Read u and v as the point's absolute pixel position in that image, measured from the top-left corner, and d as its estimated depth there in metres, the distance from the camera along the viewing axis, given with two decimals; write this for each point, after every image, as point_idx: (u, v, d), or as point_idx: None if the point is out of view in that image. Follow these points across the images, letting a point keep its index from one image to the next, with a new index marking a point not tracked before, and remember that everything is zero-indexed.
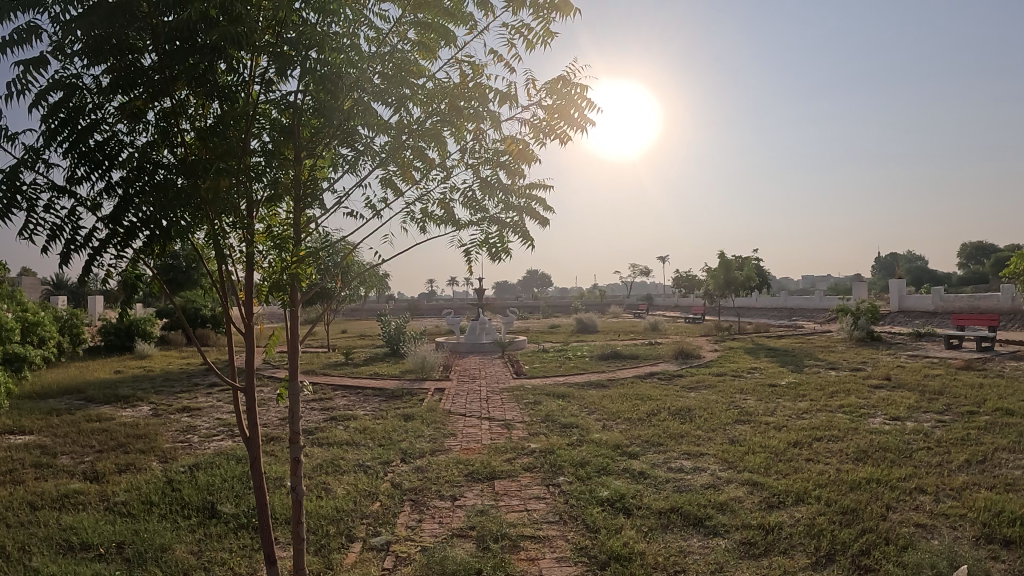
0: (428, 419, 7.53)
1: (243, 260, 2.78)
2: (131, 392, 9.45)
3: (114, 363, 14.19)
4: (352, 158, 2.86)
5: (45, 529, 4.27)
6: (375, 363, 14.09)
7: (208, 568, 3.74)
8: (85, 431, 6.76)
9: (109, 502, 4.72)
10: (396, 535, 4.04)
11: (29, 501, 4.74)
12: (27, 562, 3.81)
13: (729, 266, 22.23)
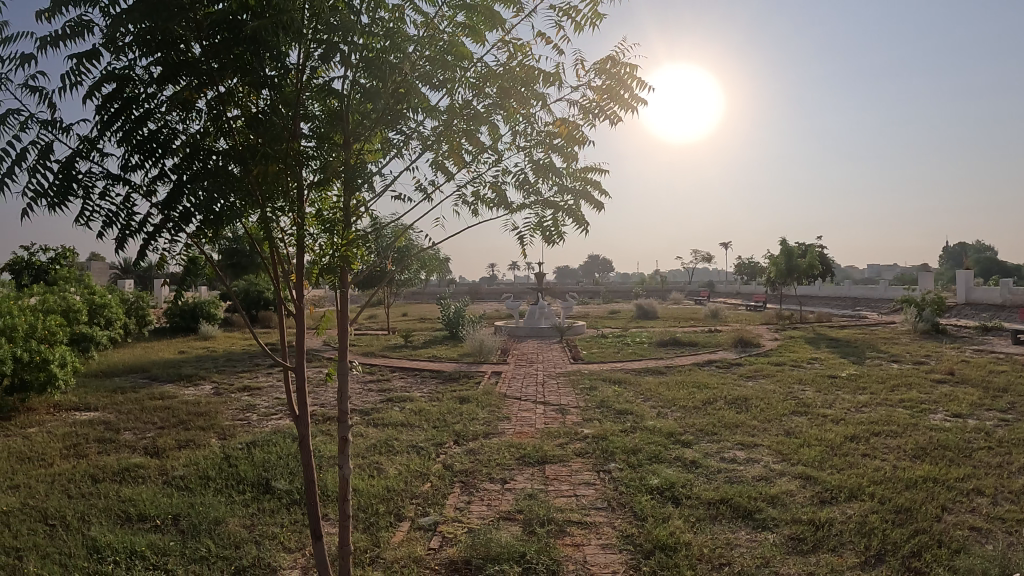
0: (483, 402, 7.57)
1: (296, 244, 2.81)
2: (194, 370, 9.68)
3: (178, 343, 14.57)
4: (403, 141, 2.87)
5: (104, 500, 4.40)
6: (434, 346, 14.23)
7: (259, 542, 3.82)
8: (148, 408, 6.95)
9: (167, 476, 4.85)
10: (445, 517, 4.07)
11: (91, 474, 4.89)
12: (86, 532, 3.94)
13: (790, 253, 21.86)
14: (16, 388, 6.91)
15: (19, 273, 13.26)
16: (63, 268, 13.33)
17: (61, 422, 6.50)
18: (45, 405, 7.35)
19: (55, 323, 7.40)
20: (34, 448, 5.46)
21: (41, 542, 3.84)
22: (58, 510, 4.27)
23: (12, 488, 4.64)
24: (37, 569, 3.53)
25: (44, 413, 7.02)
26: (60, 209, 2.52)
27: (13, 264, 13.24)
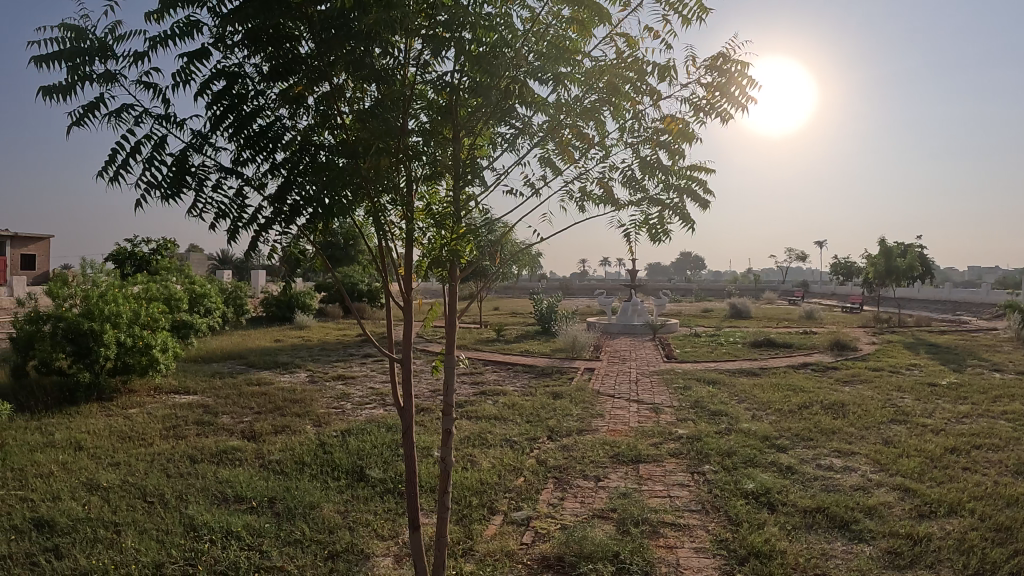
0: (577, 398, 7.57)
1: (405, 237, 2.84)
2: (289, 359, 9.96)
3: (274, 331, 15.03)
4: (511, 137, 2.85)
5: (202, 480, 4.56)
6: (528, 340, 14.32)
7: (353, 529, 3.89)
8: (246, 394, 7.17)
9: (264, 459, 4.99)
10: (537, 512, 4.07)
11: (190, 455, 5.07)
12: (184, 510, 4.09)
13: (890, 253, 21.10)
14: (121, 370, 7.23)
15: (125, 262, 13.89)
16: (166, 258, 13.91)
17: (163, 404, 6.78)
18: (148, 387, 7.67)
19: (158, 310, 7.71)
20: (136, 428, 5.70)
21: (141, 518, 4.01)
22: (157, 488, 4.45)
23: (114, 465, 4.86)
24: (136, 543, 3.69)
25: (146, 396, 7.34)
26: (174, 201, 2.60)
27: (120, 254, 13.88)
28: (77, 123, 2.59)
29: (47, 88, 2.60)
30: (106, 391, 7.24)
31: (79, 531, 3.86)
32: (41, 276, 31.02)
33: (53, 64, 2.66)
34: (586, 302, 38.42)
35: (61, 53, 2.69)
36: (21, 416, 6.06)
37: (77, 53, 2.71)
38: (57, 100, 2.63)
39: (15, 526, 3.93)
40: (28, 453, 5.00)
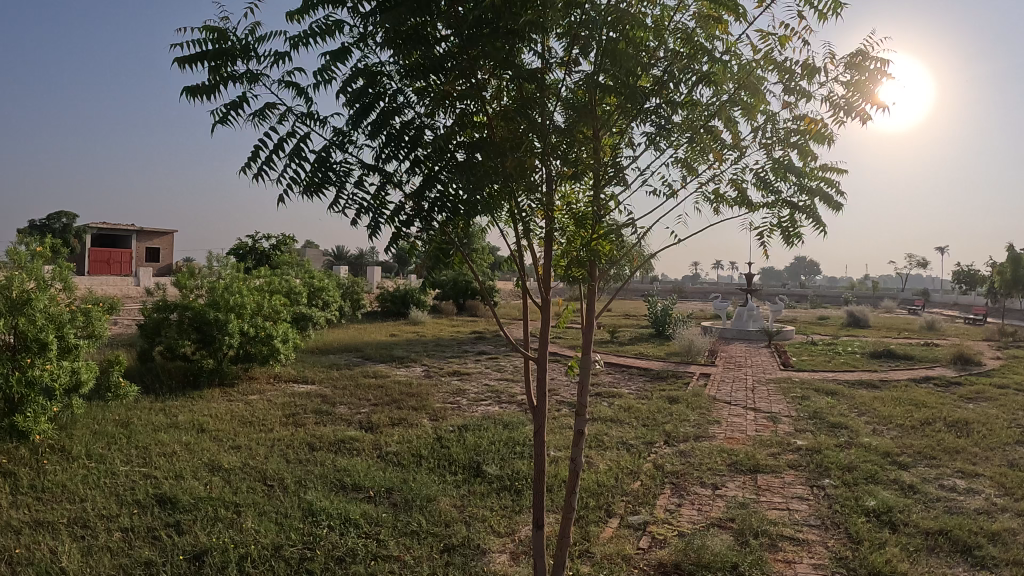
0: (692, 403, 7.48)
1: (544, 236, 2.97)
2: (404, 353, 10.17)
3: (388, 326, 15.38)
4: (652, 134, 2.72)
5: (321, 468, 4.75)
6: (641, 343, 14.24)
7: (470, 523, 3.96)
8: (363, 387, 7.27)
9: (382, 451, 5.09)
10: (654, 517, 4.06)
11: (309, 443, 5.25)
12: (303, 495, 4.35)
13: (1019, 263, 19.94)
14: (242, 358, 7.53)
15: (247, 255, 14.50)
16: (286, 253, 14.43)
17: (282, 392, 7.04)
18: (268, 375, 7.98)
19: (279, 301, 8.00)
20: (257, 414, 5.94)
21: (260, 500, 4.28)
22: (277, 473, 4.68)
23: (235, 448, 5.08)
24: (256, 524, 3.97)
25: (265, 383, 7.64)
26: (316, 196, 2.74)
27: (243, 249, 14.50)
28: (221, 121, 2.74)
29: (193, 88, 2.76)
30: (228, 377, 7.57)
31: (200, 510, 4.11)
32: (167, 267, 32.65)
33: (198, 64, 2.82)
34: (694, 304, 37.76)
35: (206, 54, 2.86)
36: (149, 397, 6.42)
37: (220, 54, 2.88)
38: (201, 98, 2.78)
39: (141, 501, 4.18)
40: (154, 433, 5.28)
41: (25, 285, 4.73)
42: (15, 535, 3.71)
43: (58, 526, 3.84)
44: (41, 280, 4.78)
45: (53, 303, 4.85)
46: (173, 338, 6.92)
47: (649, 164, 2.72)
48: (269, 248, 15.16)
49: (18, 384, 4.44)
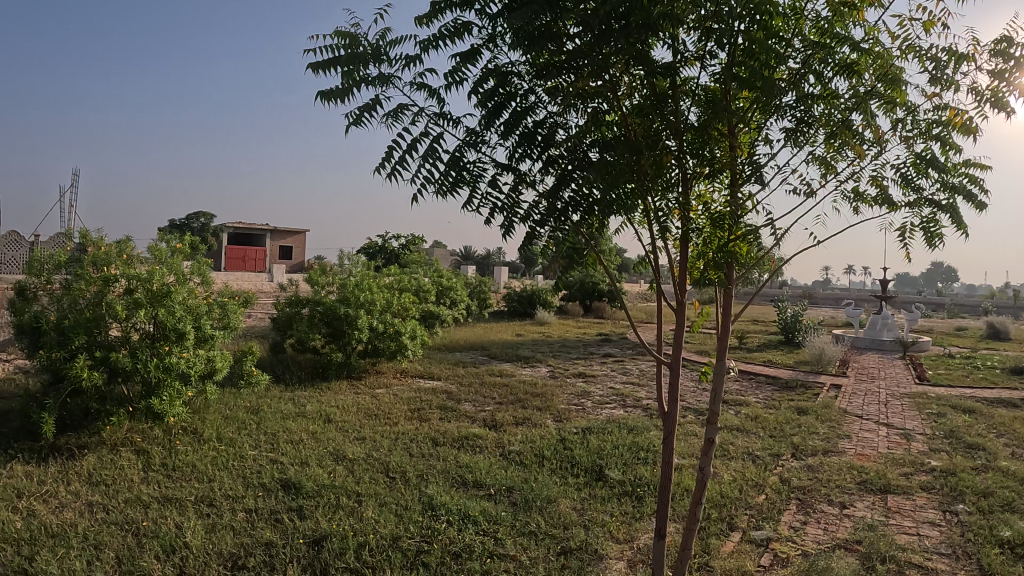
0: (822, 415, 7.19)
1: (681, 233, 3.30)
2: (529, 353, 10.20)
3: (517, 326, 15.52)
4: (791, 130, 2.60)
5: (443, 463, 4.74)
6: (772, 350, 13.78)
7: (588, 527, 3.90)
8: (489, 385, 7.30)
9: (505, 449, 5.05)
10: (778, 534, 3.93)
11: (433, 437, 5.27)
12: (424, 489, 4.37)
13: None
14: (370, 353, 7.71)
15: (378, 254, 15.00)
16: (414, 252, 14.79)
17: (407, 387, 7.19)
18: (394, 370, 8.16)
19: (408, 299, 8.17)
20: (382, 407, 6.12)
21: (381, 491, 4.34)
22: (398, 465, 4.72)
23: (359, 440, 5.20)
24: (376, 515, 4.07)
25: (392, 378, 7.78)
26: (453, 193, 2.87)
27: (374, 249, 14.98)
28: (355, 123, 2.82)
29: (330, 92, 2.86)
30: (356, 370, 7.78)
31: (322, 496, 4.24)
32: (301, 265, 34.04)
33: (331, 69, 2.91)
34: (829, 312, 36.19)
35: (339, 59, 2.95)
36: (279, 386, 6.73)
37: (353, 59, 3.00)
38: (336, 101, 2.88)
39: (265, 485, 4.37)
40: (282, 421, 5.50)
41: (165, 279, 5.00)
42: (146, 509, 3.97)
43: (185, 502, 4.08)
44: (180, 274, 5.09)
45: (190, 297, 5.15)
46: (304, 330, 7.34)
47: (788, 162, 2.60)
48: (399, 246, 15.61)
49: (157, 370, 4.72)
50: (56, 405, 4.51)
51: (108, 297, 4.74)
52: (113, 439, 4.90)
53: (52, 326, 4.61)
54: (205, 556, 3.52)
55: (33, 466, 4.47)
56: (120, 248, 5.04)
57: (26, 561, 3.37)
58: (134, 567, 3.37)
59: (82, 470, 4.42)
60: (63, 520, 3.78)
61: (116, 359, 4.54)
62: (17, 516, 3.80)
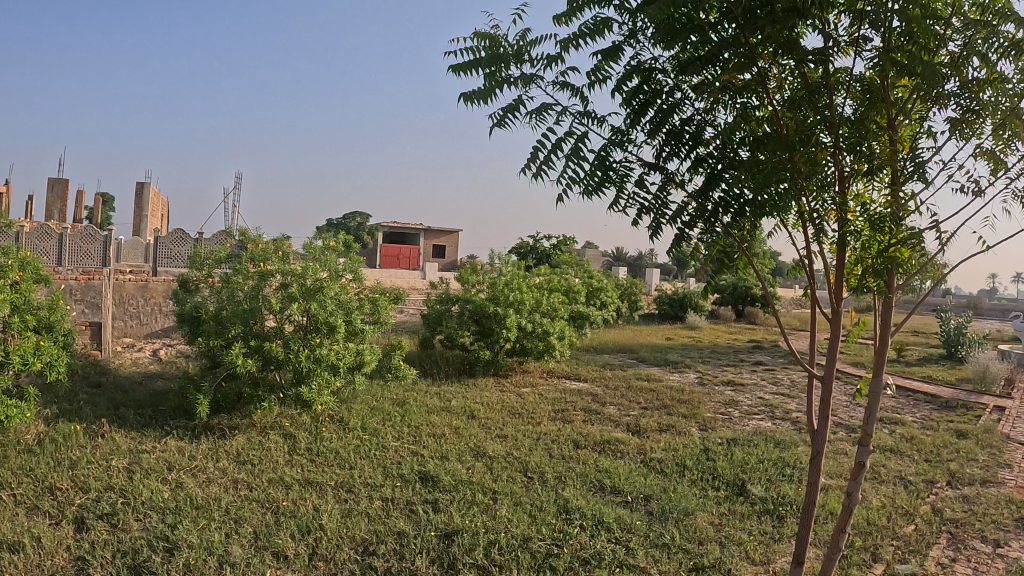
0: (985, 440, 6.51)
1: (836, 237, 3.05)
2: (679, 358, 9.85)
3: (666, 329, 15.20)
4: (953, 122, 2.36)
5: (582, 466, 4.74)
6: (926, 365, 12.76)
7: (724, 544, 3.72)
8: (634, 388, 7.14)
9: (646, 456, 4.92)
10: (925, 570, 3.58)
11: (574, 439, 5.25)
12: (561, 491, 4.42)
13: None
14: (518, 352, 7.78)
15: (528, 255, 15.19)
16: (564, 253, 14.84)
17: (553, 387, 7.18)
18: (541, 369, 8.16)
19: (557, 299, 8.19)
20: (527, 407, 6.11)
21: (517, 491, 4.48)
22: (538, 465, 4.80)
23: (500, 438, 5.30)
24: (509, 513, 4.20)
25: (539, 378, 7.80)
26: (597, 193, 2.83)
27: (524, 249, 15.15)
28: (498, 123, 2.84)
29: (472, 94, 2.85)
30: (502, 368, 7.86)
31: (460, 491, 4.49)
32: (449, 265, 35.28)
33: (472, 71, 2.90)
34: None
35: (480, 61, 2.94)
36: (425, 380, 6.95)
37: (495, 61, 3.00)
38: (478, 103, 2.87)
39: (404, 475, 4.76)
40: (426, 415, 5.70)
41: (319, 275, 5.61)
42: (286, 489, 4.54)
43: (324, 487, 4.61)
44: (333, 271, 5.65)
45: (342, 293, 5.74)
46: (453, 327, 7.42)
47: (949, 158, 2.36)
48: (551, 246, 15.68)
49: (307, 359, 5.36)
50: (213, 387, 5.25)
51: (263, 291, 5.42)
52: (263, 422, 5.50)
53: (210, 316, 5.29)
54: (337, 539, 3.95)
55: (186, 441, 5.11)
56: (278, 245, 5.64)
57: (169, 529, 3.90)
58: (268, 544, 3.87)
59: (232, 450, 4.99)
60: (208, 494, 4.36)
61: (271, 349, 5.23)
62: (167, 487, 4.39)
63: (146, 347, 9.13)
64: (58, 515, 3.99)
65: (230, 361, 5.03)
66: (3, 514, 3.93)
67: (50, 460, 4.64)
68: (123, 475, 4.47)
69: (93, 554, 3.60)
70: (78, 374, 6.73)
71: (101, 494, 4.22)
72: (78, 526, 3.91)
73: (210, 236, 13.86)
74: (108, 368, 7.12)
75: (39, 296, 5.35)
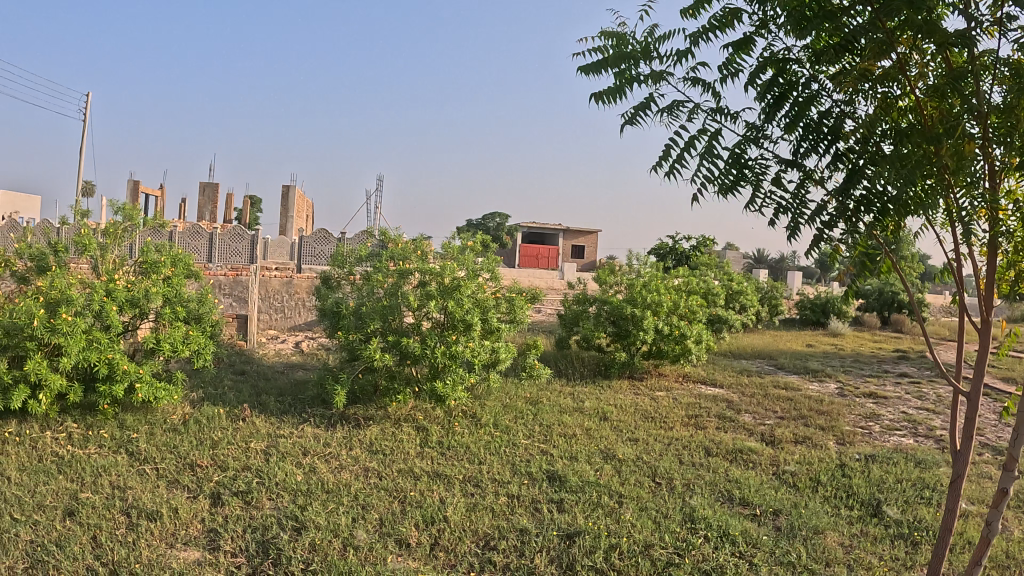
0: None
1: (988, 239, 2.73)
2: (821, 366, 8.95)
3: (811, 333, 14.35)
4: None
5: (712, 475, 4.67)
6: None
7: (851, 568, 3.51)
8: (770, 396, 6.77)
9: (778, 468, 4.77)
10: None
11: (706, 447, 5.19)
12: (689, 499, 4.34)
13: None
14: (654, 355, 7.62)
15: (668, 255, 14.90)
16: (704, 253, 14.44)
17: (688, 392, 7.02)
18: (676, 373, 7.94)
19: (696, 301, 7.86)
20: (660, 410, 6.13)
21: (644, 496, 4.41)
22: (667, 471, 4.78)
23: (631, 440, 5.40)
24: (634, 518, 4.11)
25: (674, 381, 7.60)
26: (733, 193, 2.67)
27: (664, 249, 14.87)
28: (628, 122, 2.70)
29: (600, 94, 2.71)
30: (637, 370, 7.74)
31: (586, 493, 4.47)
32: (590, 264, 35.02)
33: (600, 70, 2.74)
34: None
35: (607, 59, 2.79)
36: (561, 381, 7.25)
37: (622, 58, 2.87)
38: (606, 104, 2.73)
39: (533, 473, 4.82)
40: (559, 414, 6.04)
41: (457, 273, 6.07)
42: (416, 480, 4.74)
43: (452, 479, 4.76)
44: (470, 270, 6.08)
45: (479, 290, 6.11)
46: (588, 327, 7.48)
47: None
48: (692, 246, 15.27)
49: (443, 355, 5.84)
50: (352, 377, 5.95)
51: (402, 288, 6.03)
52: (397, 413, 6.12)
53: (351, 312, 5.96)
54: (460, 531, 4.03)
55: (322, 430, 5.67)
56: (419, 245, 6.24)
57: (298, 509, 4.23)
58: (392, 531, 4.03)
59: (364, 438, 5.52)
60: (339, 479, 4.71)
61: (407, 344, 5.81)
62: (301, 470, 4.82)
63: (288, 339, 9.75)
64: (196, 489, 4.47)
65: (368, 355, 5.67)
66: (148, 485, 4.45)
67: (193, 439, 5.21)
68: (260, 457, 5.00)
69: (225, 528, 4.02)
70: (226, 362, 7.38)
71: (237, 473, 4.71)
72: (214, 500, 4.39)
73: (354, 234, 14.57)
74: (253, 357, 7.72)
75: (190, 289, 5.89)
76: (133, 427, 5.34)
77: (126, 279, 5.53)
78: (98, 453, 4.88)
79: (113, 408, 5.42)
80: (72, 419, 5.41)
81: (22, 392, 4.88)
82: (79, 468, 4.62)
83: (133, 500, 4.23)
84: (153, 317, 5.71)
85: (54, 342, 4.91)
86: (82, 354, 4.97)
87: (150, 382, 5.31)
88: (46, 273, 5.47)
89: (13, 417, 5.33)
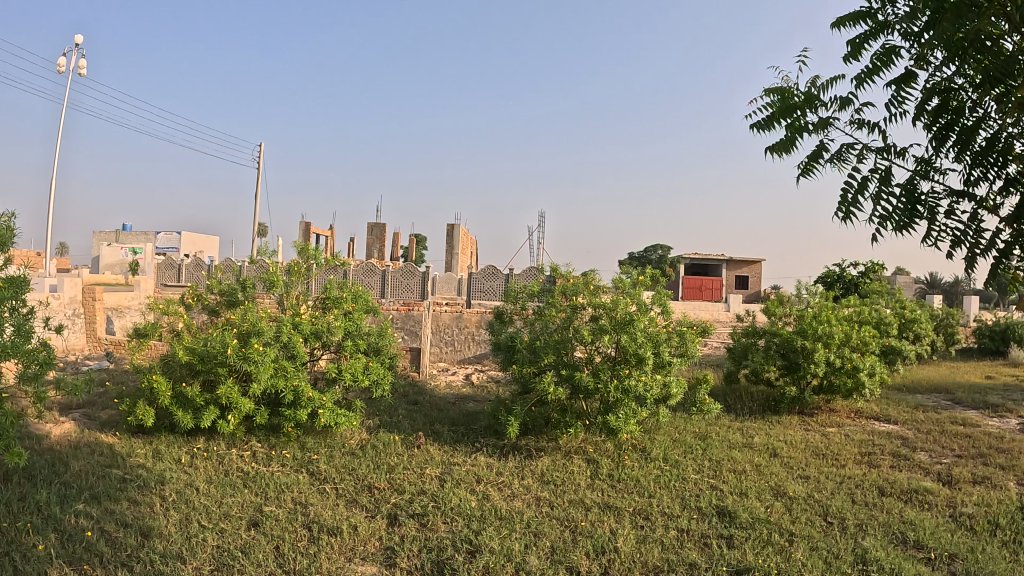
0: None
1: None
2: (1001, 400, 8.05)
3: (988, 364, 12.99)
4: None
5: (886, 515, 4.42)
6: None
7: None
8: (949, 432, 6.27)
9: (955, 510, 4.46)
10: None
11: (880, 486, 4.93)
12: (861, 540, 4.12)
13: None
14: (826, 389, 7.28)
15: (836, 283, 14.15)
16: (873, 280, 13.56)
17: (861, 428, 6.62)
18: (849, 409, 7.50)
19: (870, 332, 7.47)
20: (832, 447, 5.87)
21: (815, 535, 4.23)
22: (839, 510, 4.56)
23: (803, 477, 5.21)
24: (804, 557, 3.95)
25: (846, 417, 7.22)
26: (907, 233, 2.24)
27: (830, 278, 14.10)
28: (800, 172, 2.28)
29: (769, 147, 2.41)
30: (808, 406, 7.43)
31: (755, 530, 4.36)
32: (756, 296, 33.79)
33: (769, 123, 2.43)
34: None
35: (773, 112, 2.44)
36: (729, 416, 7.10)
37: (785, 107, 2.43)
38: (777, 159, 2.41)
39: (702, 508, 4.76)
40: (729, 450, 5.91)
41: (629, 307, 6.13)
42: (587, 511, 4.82)
43: (623, 511, 4.80)
44: (642, 304, 6.13)
45: (651, 325, 6.15)
46: (757, 361, 7.27)
47: None
48: (860, 273, 14.43)
49: (616, 389, 5.95)
50: (525, 409, 6.19)
51: (573, 323, 6.29)
52: (568, 445, 6.27)
53: (525, 345, 6.21)
54: (629, 562, 4.05)
55: (494, 458, 5.91)
56: (589, 279, 6.39)
57: (472, 533, 4.44)
58: (563, 558, 4.12)
59: (536, 469, 5.67)
60: (511, 507, 4.87)
61: (580, 379, 5.98)
62: (474, 497, 5.05)
63: (456, 371, 10.20)
64: (375, 510, 4.82)
65: (542, 388, 5.90)
66: (329, 504, 4.85)
67: (370, 462, 5.62)
68: (434, 482, 5.29)
69: (401, 546, 4.31)
70: (400, 393, 7.83)
71: (413, 496, 5.02)
72: (391, 521, 4.71)
73: (522, 270, 15.01)
74: (425, 388, 8.14)
75: (369, 324, 6.36)
76: (314, 449, 5.82)
77: (310, 314, 6.21)
78: (280, 471, 5.37)
79: (296, 431, 5.94)
80: (258, 439, 5.95)
81: (213, 412, 5.53)
82: (263, 483, 5.10)
83: (314, 516, 4.63)
84: (333, 350, 6.25)
85: (246, 369, 5.47)
86: (269, 381, 5.54)
87: (332, 409, 5.79)
88: (236, 307, 6.19)
89: (204, 435, 5.96)
